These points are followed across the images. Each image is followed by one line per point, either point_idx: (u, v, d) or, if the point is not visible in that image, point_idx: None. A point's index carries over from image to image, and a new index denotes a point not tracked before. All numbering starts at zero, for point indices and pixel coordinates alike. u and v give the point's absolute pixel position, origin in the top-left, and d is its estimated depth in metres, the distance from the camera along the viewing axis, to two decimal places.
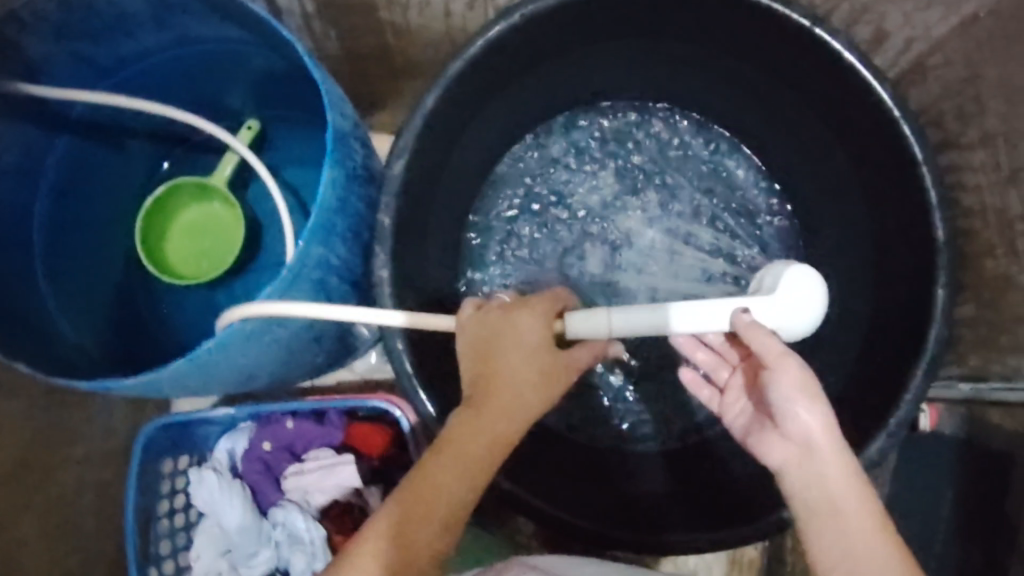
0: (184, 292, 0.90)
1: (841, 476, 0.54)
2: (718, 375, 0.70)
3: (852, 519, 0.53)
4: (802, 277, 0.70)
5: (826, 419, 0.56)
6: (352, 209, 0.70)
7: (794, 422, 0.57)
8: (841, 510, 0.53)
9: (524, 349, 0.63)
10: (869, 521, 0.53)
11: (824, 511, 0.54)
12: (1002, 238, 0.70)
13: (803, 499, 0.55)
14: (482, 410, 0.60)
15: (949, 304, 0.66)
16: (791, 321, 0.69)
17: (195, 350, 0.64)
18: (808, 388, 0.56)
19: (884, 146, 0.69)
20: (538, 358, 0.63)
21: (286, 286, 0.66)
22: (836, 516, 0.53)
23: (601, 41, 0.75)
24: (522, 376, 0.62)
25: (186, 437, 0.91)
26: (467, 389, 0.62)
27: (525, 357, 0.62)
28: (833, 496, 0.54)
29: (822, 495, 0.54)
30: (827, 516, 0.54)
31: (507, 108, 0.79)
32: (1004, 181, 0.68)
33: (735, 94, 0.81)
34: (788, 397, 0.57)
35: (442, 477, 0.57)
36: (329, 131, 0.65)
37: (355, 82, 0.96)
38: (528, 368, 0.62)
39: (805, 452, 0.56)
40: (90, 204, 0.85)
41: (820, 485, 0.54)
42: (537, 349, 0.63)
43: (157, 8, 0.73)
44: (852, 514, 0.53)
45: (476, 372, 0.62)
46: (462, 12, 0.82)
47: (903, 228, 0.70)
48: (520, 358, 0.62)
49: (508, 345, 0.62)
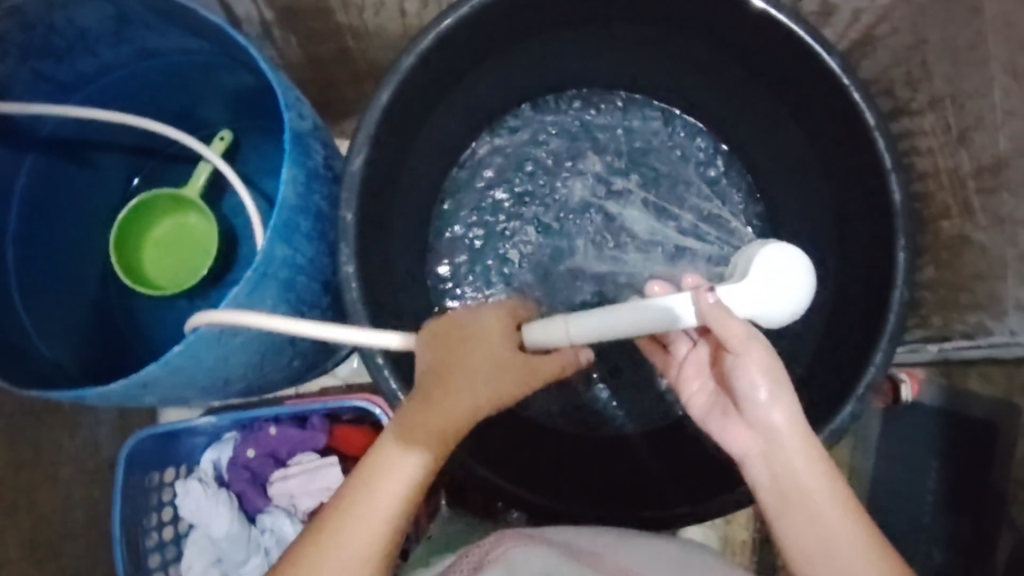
0: (161, 304, 0.91)
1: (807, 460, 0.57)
2: (678, 348, 0.71)
3: (822, 504, 0.55)
4: (779, 256, 0.62)
5: (790, 408, 0.58)
6: (313, 208, 0.74)
7: (760, 410, 0.59)
8: (811, 495, 0.56)
9: (481, 359, 0.59)
10: (839, 505, 0.55)
11: (794, 496, 0.56)
12: (956, 199, 0.72)
13: (774, 487, 0.57)
14: (440, 405, 0.58)
15: (910, 268, 0.66)
16: (772, 306, 0.60)
17: (166, 354, 0.66)
18: (772, 373, 0.58)
19: (834, 115, 0.70)
20: (500, 358, 0.60)
21: (252, 284, 0.68)
22: (804, 500, 0.56)
23: (554, 29, 0.77)
24: (482, 375, 0.59)
25: (169, 448, 0.91)
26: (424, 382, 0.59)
27: (481, 368, 0.59)
28: (804, 484, 0.56)
29: (791, 481, 0.56)
30: (797, 502, 0.56)
31: (467, 101, 0.80)
32: (954, 142, 0.70)
33: (690, 76, 0.82)
34: (754, 385, 0.59)
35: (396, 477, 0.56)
36: (286, 132, 0.69)
37: (322, 88, 0.97)
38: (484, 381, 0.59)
39: (773, 441, 0.58)
40: (62, 221, 0.86)
41: (788, 471, 0.57)
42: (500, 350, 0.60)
43: (116, 21, 0.75)
44: (818, 497, 0.55)
45: (435, 368, 0.59)
46: (417, 11, 0.84)
47: (859, 195, 0.71)
48: (478, 368, 0.59)
49: (473, 345, 0.60)
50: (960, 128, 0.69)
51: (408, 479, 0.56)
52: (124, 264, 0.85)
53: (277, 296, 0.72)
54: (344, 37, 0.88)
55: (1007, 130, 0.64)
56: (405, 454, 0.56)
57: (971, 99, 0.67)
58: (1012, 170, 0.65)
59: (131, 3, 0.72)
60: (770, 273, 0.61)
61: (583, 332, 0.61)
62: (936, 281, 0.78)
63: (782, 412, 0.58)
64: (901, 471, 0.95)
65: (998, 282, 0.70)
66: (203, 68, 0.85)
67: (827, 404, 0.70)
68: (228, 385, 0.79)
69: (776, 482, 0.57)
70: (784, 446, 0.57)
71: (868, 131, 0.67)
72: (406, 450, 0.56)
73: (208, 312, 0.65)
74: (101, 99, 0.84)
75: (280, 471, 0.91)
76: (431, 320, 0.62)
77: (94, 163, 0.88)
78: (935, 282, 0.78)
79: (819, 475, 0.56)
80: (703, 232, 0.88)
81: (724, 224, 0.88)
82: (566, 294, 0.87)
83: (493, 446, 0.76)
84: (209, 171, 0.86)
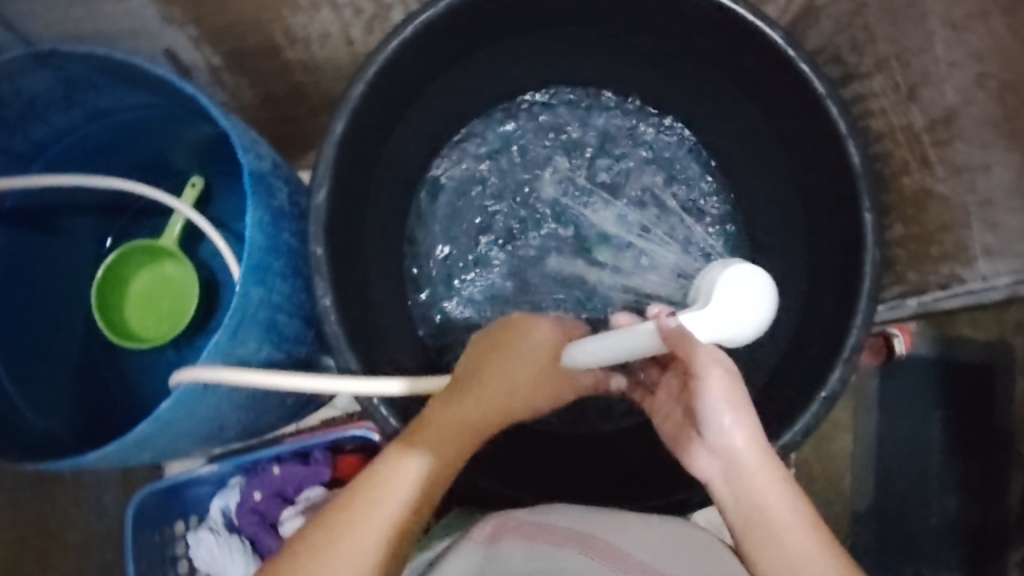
0: (147, 360, 0.91)
1: (785, 506, 0.54)
2: (650, 375, 0.68)
3: (789, 533, 0.53)
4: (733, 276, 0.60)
5: (751, 431, 0.56)
6: (283, 246, 0.74)
7: (721, 435, 0.56)
8: (790, 544, 0.52)
9: (504, 369, 0.63)
10: (811, 540, 0.52)
11: (772, 546, 0.53)
12: (913, 154, 0.72)
13: (742, 522, 0.55)
14: (447, 407, 0.60)
15: (878, 228, 0.67)
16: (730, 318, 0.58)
17: (156, 410, 0.65)
18: (734, 396, 0.56)
19: (784, 87, 0.71)
20: (512, 372, 0.63)
21: (232, 330, 0.68)
22: (770, 526, 0.53)
23: (498, 39, 0.78)
24: (492, 387, 0.62)
25: (175, 501, 0.89)
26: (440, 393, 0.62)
27: (500, 377, 0.62)
28: (768, 509, 0.54)
29: (767, 530, 0.53)
30: (766, 539, 0.53)
31: (423, 120, 0.81)
32: (905, 99, 0.71)
33: (641, 65, 0.83)
34: (715, 409, 0.56)
35: (400, 474, 0.55)
36: (246, 175, 0.69)
37: (280, 126, 0.98)
38: (501, 388, 0.62)
39: (735, 466, 0.56)
40: (38, 291, 0.86)
41: (752, 497, 0.55)
42: (518, 365, 0.63)
43: (66, 87, 0.75)
44: (785, 520, 0.53)
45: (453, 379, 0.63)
46: (363, 38, 0.85)
47: (821, 163, 0.71)
48: (497, 377, 0.62)
49: (491, 362, 0.63)
50: (909, 84, 0.70)
51: (412, 481, 0.55)
52: (107, 324, 0.84)
53: (259, 338, 0.72)
54: (294, 72, 0.88)
55: (953, 81, 0.66)
56: (408, 459, 0.56)
57: (916, 56, 0.68)
58: (964, 120, 0.67)
59: (77, 66, 0.72)
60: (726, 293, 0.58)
61: (590, 359, 0.61)
62: (905, 238, 0.78)
63: (746, 440, 0.56)
64: (905, 428, 0.94)
65: (964, 230, 0.72)
66: (159, 122, 0.85)
67: (812, 372, 0.71)
68: (224, 431, 0.79)
69: (751, 532, 0.54)
70: (759, 493, 0.54)
71: (818, 99, 0.67)
72: (411, 449, 0.57)
73: (191, 368, 0.66)
74: (60, 165, 0.84)
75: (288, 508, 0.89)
76: (474, 340, 0.67)
77: (61, 230, 0.87)
78: (904, 238, 0.78)
79: (787, 508, 0.53)
80: (675, 218, 0.89)
81: (694, 208, 0.89)
82: (548, 297, 0.88)
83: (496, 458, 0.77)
84: (183, 221, 0.85)
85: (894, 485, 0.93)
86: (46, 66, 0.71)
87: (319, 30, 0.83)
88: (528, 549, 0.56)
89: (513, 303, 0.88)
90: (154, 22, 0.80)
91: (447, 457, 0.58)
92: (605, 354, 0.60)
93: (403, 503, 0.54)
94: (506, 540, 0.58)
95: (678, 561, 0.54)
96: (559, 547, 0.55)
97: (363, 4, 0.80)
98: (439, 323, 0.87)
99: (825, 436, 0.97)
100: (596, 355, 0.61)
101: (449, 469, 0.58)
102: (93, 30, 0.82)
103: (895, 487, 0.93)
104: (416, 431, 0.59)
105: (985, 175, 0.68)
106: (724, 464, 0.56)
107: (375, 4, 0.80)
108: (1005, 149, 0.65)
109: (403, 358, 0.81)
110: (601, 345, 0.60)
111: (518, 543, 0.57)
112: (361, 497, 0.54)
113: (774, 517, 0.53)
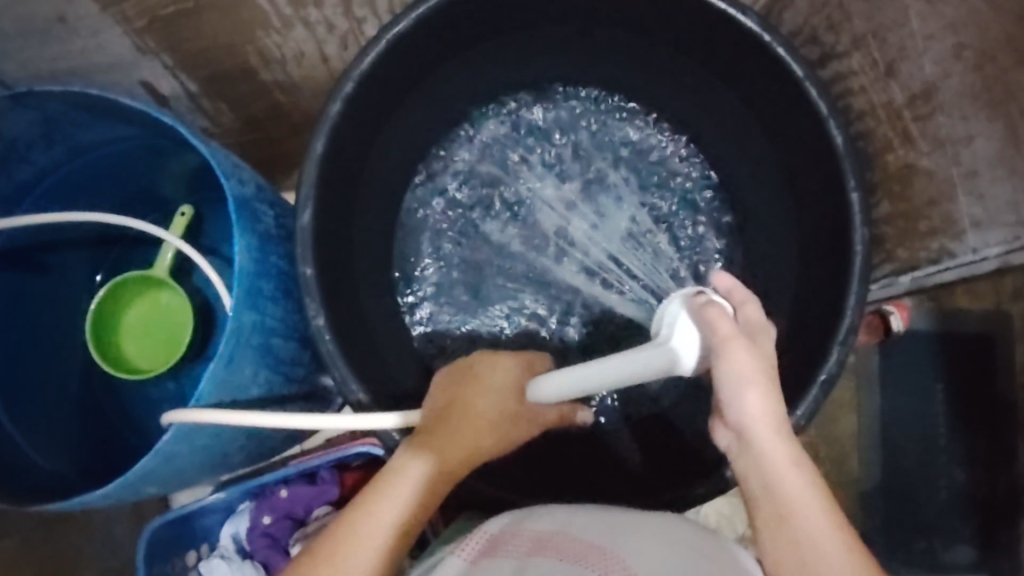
0: (146, 392, 0.90)
1: (809, 499, 0.52)
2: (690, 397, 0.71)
3: (809, 522, 0.50)
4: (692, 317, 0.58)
5: (773, 411, 0.54)
6: (272, 269, 0.74)
7: (745, 412, 0.54)
8: (809, 538, 0.50)
9: (493, 389, 0.66)
10: (834, 532, 0.50)
11: (791, 541, 0.50)
12: (895, 130, 0.72)
13: (761, 505, 0.53)
14: (443, 429, 0.63)
15: (866, 208, 0.66)
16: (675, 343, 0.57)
17: (158, 444, 0.65)
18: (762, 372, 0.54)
19: (762, 73, 0.70)
20: (502, 399, 0.66)
21: (227, 358, 0.68)
22: (789, 512, 0.51)
23: (473, 46, 0.77)
24: (483, 414, 0.65)
25: (186, 532, 0.87)
26: (432, 415, 0.65)
27: (489, 396, 0.66)
28: (788, 495, 0.52)
29: (786, 524, 0.51)
30: (783, 526, 0.51)
31: (403, 132, 0.81)
32: (883, 76, 0.70)
33: (618, 60, 0.82)
34: (741, 385, 0.54)
35: (396, 482, 0.58)
36: (230, 201, 0.69)
37: (263, 148, 0.98)
38: (492, 407, 0.65)
39: (757, 445, 0.53)
40: (32, 332, 0.85)
41: (774, 482, 0.52)
42: (504, 391, 0.67)
43: (46, 126, 0.75)
44: (805, 509, 0.51)
45: (445, 402, 0.65)
46: (339, 53, 0.84)
47: (805, 146, 0.71)
48: (487, 396, 0.66)
49: (481, 388, 0.66)
50: (887, 61, 0.69)
51: (412, 488, 0.58)
52: (105, 355, 0.82)
53: (255, 362, 0.72)
54: (274, 92, 0.88)
55: (930, 55, 0.66)
56: (412, 464, 0.59)
57: (892, 30, 0.66)
58: (943, 93, 0.67)
59: (55, 105, 0.72)
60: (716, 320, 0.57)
61: (557, 391, 0.63)
62: (892, 215, 0.78)
63: (770, 418, 0.54)
64: (910, 404, 0.94)
65: (950, 203, 0.72)
66: (143, 155, 0.85)
67: (809, 363, 0.70)
68: (229, 457, 0.79)
69: (768, 526, 0.52)
70: (784, 483, 0.52)
71: (798, 82, 0.66)
72: (413, 455, 0.59)
73: (186, 408, 0.64)
74: (46, 204, 0.83)
75: (298, 529, 0.88)
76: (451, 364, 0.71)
77: (52, 269, 0.87)
78: (891, 215, 0.78)
79: (808, 496, 0.51)
80: (663, 211, 0.89)
81: (682, 200, 0.89)
82: (542, 299, 0.88)
83: (501, 467, 0.76)
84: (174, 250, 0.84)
85: (904, 463, 0.93)
86: (22, 106, 0.70)
87: (294, 49, 0.82)
88: (504, 562, 0.52)
89: (507, 310, 0.88)
90: (129, 53, 0.80)
91: (444, 470, 0.60)
92: (570, 387, 0.62)
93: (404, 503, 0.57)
94: (488, 557, 0.54)
95: (659, 559, 0.51)
96: (540, 559, 0.52)
97: (337, 19, 0.79)
98: (433, 335, 0.87)
99: (829, 417, 0.96)
100: (560, 390, 0.62)
101: (445, 483, 0.61)
102: (68, 66, 0.81)
103: (905, 466, 0.93)
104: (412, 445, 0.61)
105: (968, 147, 0.69)
106: (743, 451, 0.54)
107: (348, 19, 0.80)
108: (986, 119, 0.66)
109: (402, 371, 0.80)
110: (568, 374, 0.62)
111: (496, 559, 0.53)
112: (367, 494, 0.57)
113: (797, 510, 0.51)
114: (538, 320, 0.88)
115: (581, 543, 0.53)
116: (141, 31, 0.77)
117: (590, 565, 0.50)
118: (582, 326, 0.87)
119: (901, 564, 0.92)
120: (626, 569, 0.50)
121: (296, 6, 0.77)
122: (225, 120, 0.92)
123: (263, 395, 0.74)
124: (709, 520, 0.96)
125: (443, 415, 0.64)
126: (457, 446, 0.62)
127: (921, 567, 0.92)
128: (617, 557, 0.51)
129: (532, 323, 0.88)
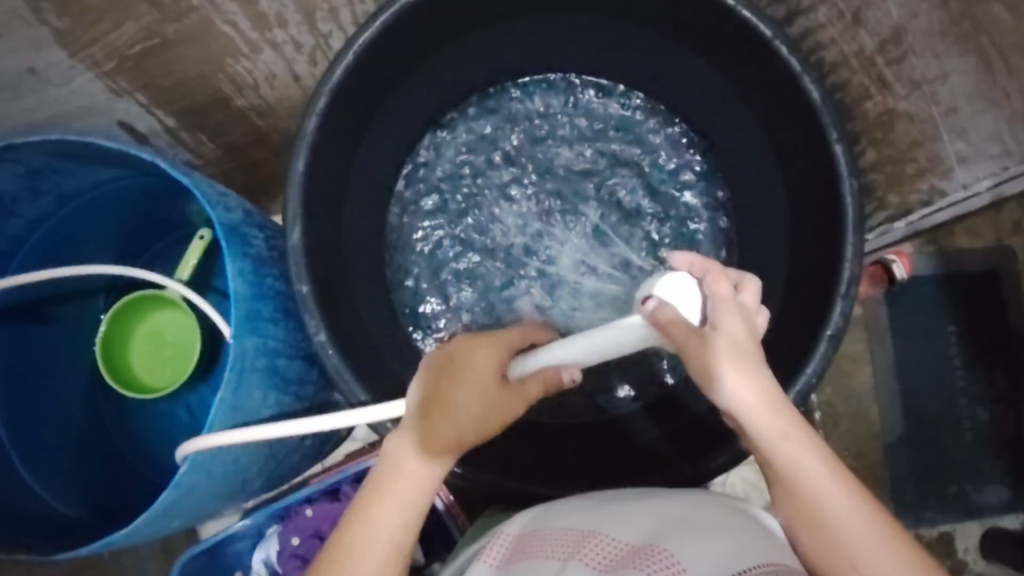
0: (162, 428, 0.91)
1: (814, 466, 0.52)
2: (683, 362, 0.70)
3: (814, 478, 0.52)
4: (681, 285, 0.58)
5: (747, 381, 0.53)
6: (269, 291, 0.74)
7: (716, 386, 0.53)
8: (818, 498, 0.51)
9: (475, 380, 0.59)
10: (837, 484, 0.52)
11: (806, 511, 0.52)
12: (871, 78, 0.73)
13: (768, 469, 0.54)
14: (430, 428, 0.58)
15: (851, 158, 0.65)
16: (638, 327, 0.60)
17: (177, 476, 0.65)
18: (736, 352, 0.53)
19: (729, 36, 0.70)
20: (484, 386, 0.59)
21: (234, 383, 0.68)
22: (796, 474, 0.52)
23: (440, 46, 0.77)
24: (473, 409, 0.58)
25: (216, 561, 0.86)
26: (414, 409, 0.59)
27: (469, 389, 0.58)
28: (792, 460, 0.52)
29: (797, 494, 0.52)
30: (789, 486, 0.53)
31: (383, 139, 0.81)
32: (851, 25, 0.70)
33: (588, 43, 0.82)
34: (711, 365, 0.52)
35: (393, 496, 0.57)
36: (218, 226, 0.69)
37: (249, 174, 0.99)
38: (477, 401, 0.58)
39: (749, 410, 0.53)
40: (43, 383, 0.86)
41: (775, 447, 0.52)
42: (486, 379, 0.59)
43: (29, 179, 0.75)
44: (810, 470, 0.52)
45: (427, 393, 0.58)
46: (310, 71, 0.84)
47: (783, 105, 0.70)
48: (467, 390, 0.58)
49: (468, 378, 0.59)
50: (853, 10, 0.68)
51: (415, 488, 0.57)
52: (110, 369, 0.83)
53: (263, 385, 0.72)
54: (250, 117, 0.89)
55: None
56: (410, 468, 0.58)
57: None
58: (913, 34, 0.67)
59: (34, 156, 0.72)
60: (684, 306, 0.57)
61: (546, 363, 0.63)
62: (880, 161, 0.79)
63: (753, 389, 0.53)
64: (923, 350, 0.93)
65: (934, 142, 0.73)
66: (130, 194, 0.85)
67: (809, 326, 0.69)
68: (249, 482, 0.79)
69: (781, 493, 0.53)
70: (788, 449, 0.52)
71: (767, 42, 0.66)
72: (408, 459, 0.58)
73: (200, 436, 0.64)
74: (40, 256, 0.84)
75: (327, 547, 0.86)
76: (431, 353, 0.62)
77: (56, 320, 0.87)
78: (879, 162, 0.79)
79: (811, 457, 0.52)
80: (648, 187, 0.89)
81: (666, 172, 0.89)
82: (540, 288, 0.88)
83: (521, 459, 0.77)
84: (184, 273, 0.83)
85: (923, 410, 0.93)
86: (5, 161, 0.70)
87: (264, 72, 0.82)
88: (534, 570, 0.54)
89: (506, 305, 0.88)
90: (101, 97, 0.80)
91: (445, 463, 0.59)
92: (560, 359, 0.63)
93: (411, 508, 0.57)
94: (516, 561, 0.56)
95: (704, 546, 0.50)
96: (570, 560, 0.53)
97: (302, 38, 0.79)
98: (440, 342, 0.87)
99: (842, 372, 0.95)
100: (556, 356, 0.63)
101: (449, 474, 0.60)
102: (44, 117, 0.82)
103: (925, 414, 0.93)
104: (397, 450, 0.58)
105: (945, 85, 0.68)
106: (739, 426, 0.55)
107: (314, 36, 0.80)
108: (959, 55, 0.65)
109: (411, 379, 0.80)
110: (557, 347, 0.63)
111: (521, 567, 0.55)
112: (367, 510, 0.57)
113: (801, 472, 0.52)
114: (540, 310, 0.87)
115: (625, 543, 0.53)
116: (112, 73, 0.77)
117: (638, 568, 0.49)
118: (585, 312, 0.87)
119: (933, 511, 0.92)
120: (676, 567, 0.48)
121: (261, 29, 0.77)
122: (206, 150, 0.92)
123: (276, 416, 0.75)
124: (736, 489, 0.96)
125: (424, 411, 0.58)
126: (447, 446, 0.58)
127: (953, 510, 0.92)
128: (665, 552, 0.50)
129: (533, 314, 0.87)
